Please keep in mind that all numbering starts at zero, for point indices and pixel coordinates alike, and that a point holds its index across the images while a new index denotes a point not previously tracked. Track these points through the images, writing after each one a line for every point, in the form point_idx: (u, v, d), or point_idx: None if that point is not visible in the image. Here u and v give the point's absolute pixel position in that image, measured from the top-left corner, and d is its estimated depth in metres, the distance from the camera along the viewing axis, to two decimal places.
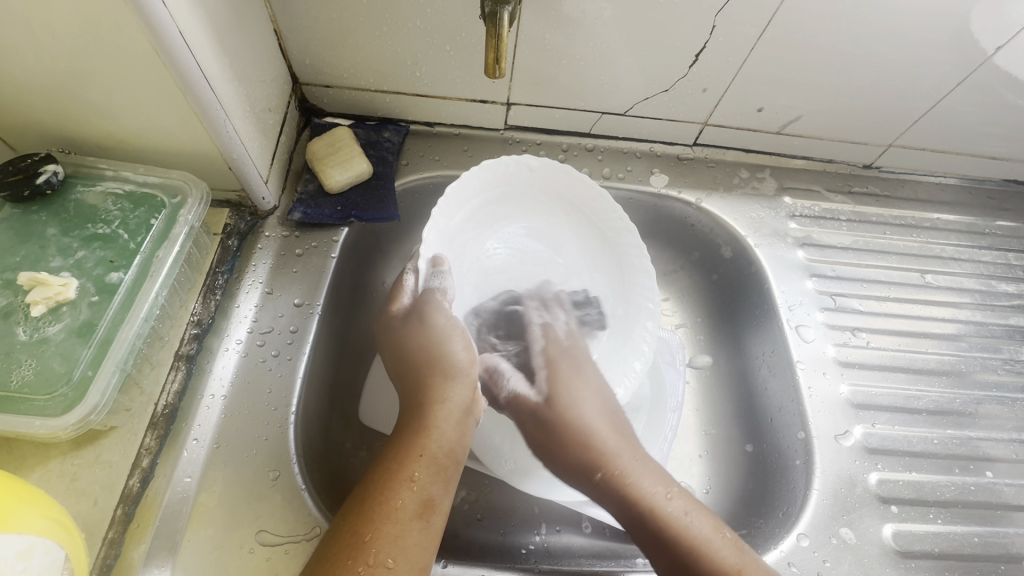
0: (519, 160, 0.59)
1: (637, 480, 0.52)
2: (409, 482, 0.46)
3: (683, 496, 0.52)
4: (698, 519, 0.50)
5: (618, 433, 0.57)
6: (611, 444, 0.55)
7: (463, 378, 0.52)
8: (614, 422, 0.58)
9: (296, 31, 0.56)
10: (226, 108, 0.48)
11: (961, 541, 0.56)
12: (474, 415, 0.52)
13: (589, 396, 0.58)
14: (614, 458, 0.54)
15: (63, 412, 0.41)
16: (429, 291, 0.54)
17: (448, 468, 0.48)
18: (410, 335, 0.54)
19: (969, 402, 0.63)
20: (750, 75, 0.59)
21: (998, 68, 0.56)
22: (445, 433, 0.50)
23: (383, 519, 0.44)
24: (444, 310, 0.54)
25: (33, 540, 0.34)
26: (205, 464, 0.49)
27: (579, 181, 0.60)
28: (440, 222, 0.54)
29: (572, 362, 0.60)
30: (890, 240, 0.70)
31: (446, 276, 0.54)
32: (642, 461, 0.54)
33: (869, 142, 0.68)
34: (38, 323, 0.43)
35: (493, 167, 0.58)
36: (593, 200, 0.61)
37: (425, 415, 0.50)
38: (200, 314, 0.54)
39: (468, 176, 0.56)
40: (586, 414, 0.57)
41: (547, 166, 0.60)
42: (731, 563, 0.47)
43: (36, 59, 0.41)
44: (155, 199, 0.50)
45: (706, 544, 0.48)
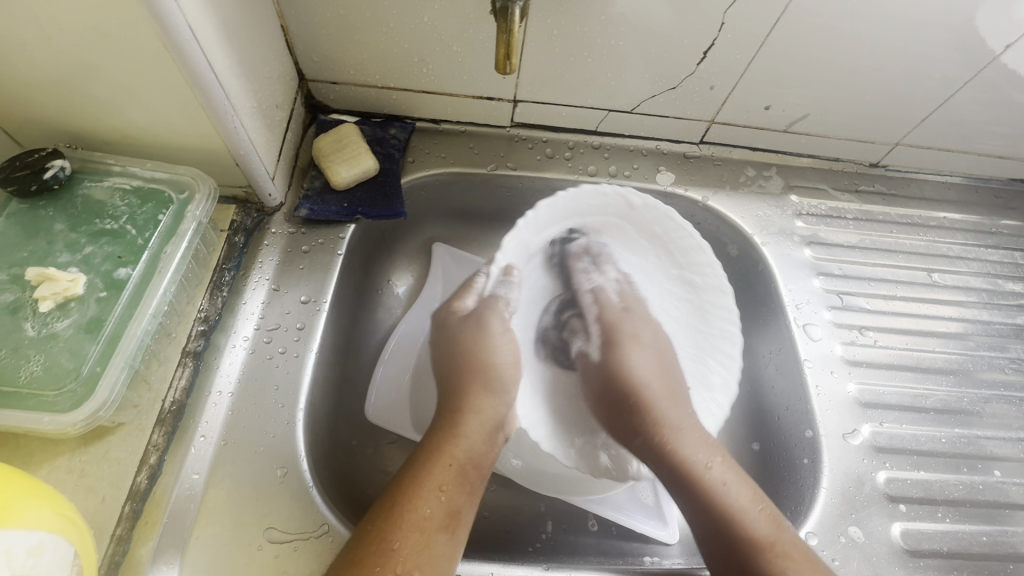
0: (621, 193, 0.59)
1: (681, 445, 0.53)
2: (437, 491, 0.47)
3: (726, 464, 0.52)
4: (738, 488, 0.50)
5: (670, 390, 0.57)
6: (661, 404, 0.56)
7: (501, 394, 0.55)
8: (669, 379, 0.58)
9: (303, 26, 0.56)
10: (233, 104, 0.47)
11: (969, 539, 0.56)
12: (504, 431, 0.55)
13: (641, 356, 0.59)
14: (661, 417, 0.55)
15: (71, 409, 0.41)
16: (495, 298, 0.59)
17: (474, 479, 0.50)
18: (468, 341, 0.58)
19: (976, 401, 0.62)
20: (758, 72, 0.59)
21: (1006, 66, 0.56)
22: (473, 443, 0.52)
23: (410, 529, 0.45)
24: (501, 317, 0.59)
25: (42, 537, 0.33)
26: (213, 462, 0.48)
27: (678, 228, 0.60)
28: (520, 234, 0.58)
29: (631, 327, 0.61)
30: (897, 238, 0.70)
31: (512, 287, 0.59)
32: (691, 423, 0.55)
33: (876, 140, 0.68)
34: (46, 318, 0.43)
35: (590, 195, 0.59)
36: (688, 249, 0.60)
37: (460, 419, 0.53)
38: (207, 310, 0.53)
39: (564, 194, 0.58)
40: (638, 372, 0.58)
41: (653, 209, 0.60)
42: (768, 533, 0.48)
43: (44, 53, 0.41)
44: (162, 195, 0.50)
45: (746, 513, 0.49)
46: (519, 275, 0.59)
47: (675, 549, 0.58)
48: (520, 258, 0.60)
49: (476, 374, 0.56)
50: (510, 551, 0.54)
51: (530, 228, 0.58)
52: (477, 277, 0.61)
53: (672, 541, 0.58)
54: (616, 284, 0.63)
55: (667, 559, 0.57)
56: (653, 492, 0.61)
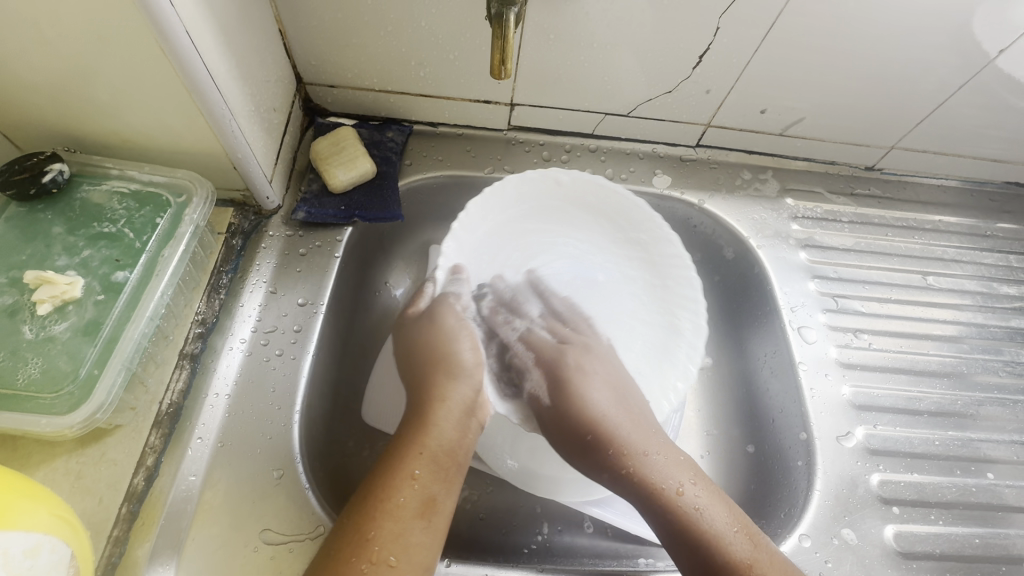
0: (546, 172, 0.60)
1: (651, 470, 0.51)
2: (411, 480, 0.47)
3: (699, 485, 0.50)
4: (715, 510, 0.49)
5: (632, 415, 0.54)
6: (624, 430, 0.53)
7: (467, 377, 0.54)
8: (625, 405, 0.55)
9: (301, 30, 0.56)
10: (231, 108, 0.48)
11: (962, 542, 0.56)
12: (477, 415, 0.53)
13: (596, 387, 0.56)
14: (626, 443, 0.53)
15: (68, 411, 0.41)
16: (445, 295, 0.57)
17: (450, 468, 0.49)
18: (421, 333, 0.57)
19: (971, 404, 0.63)
20: (754, 76, 0.59)
21: (1000, 71, 0.56)
22: (444, 432, 0.50)
23: (386, 517, 0.44)
24: (455, 310, 0.57)
25: (40, 538, 0.34)
26: (209, 463, 0.49)
27: (612, 193, 0.61)
28: (460, 234, 0.57)
29: (572, 360, 0.58)
30: (892, 242, 0.70)
31: (463, 284, 0.57)
32: (659, 445, 0.53)
33: (871, 144, 0.68)
34: (44, 321, 0.44)
35: (523, 181, 0.60)
36: (625, 207, 0.61)
37: (428, 410, 0.52)
38: (204, 313, 0.54)
39: (491, 190, 0.58)
40: (592, 407, 0.54)
41: (580, 180, 0.61)
42: (746, 556, 0.47)
43: (44, 57, 0.41)
44: (160, 198, 0.51)
45: (722, 536, 0.48)
46: (468, 272, 0.57)
47: None
48: (465, 257, 0.58)
49: (440, 366, 0.54)
50: (505, 554, 0.55)
51: (469, 226, 0.57)
52: (426, 285, 0.58)
53: None
54: (545, 321, 0.60)
55: (661, 561, 0.57)
56: None
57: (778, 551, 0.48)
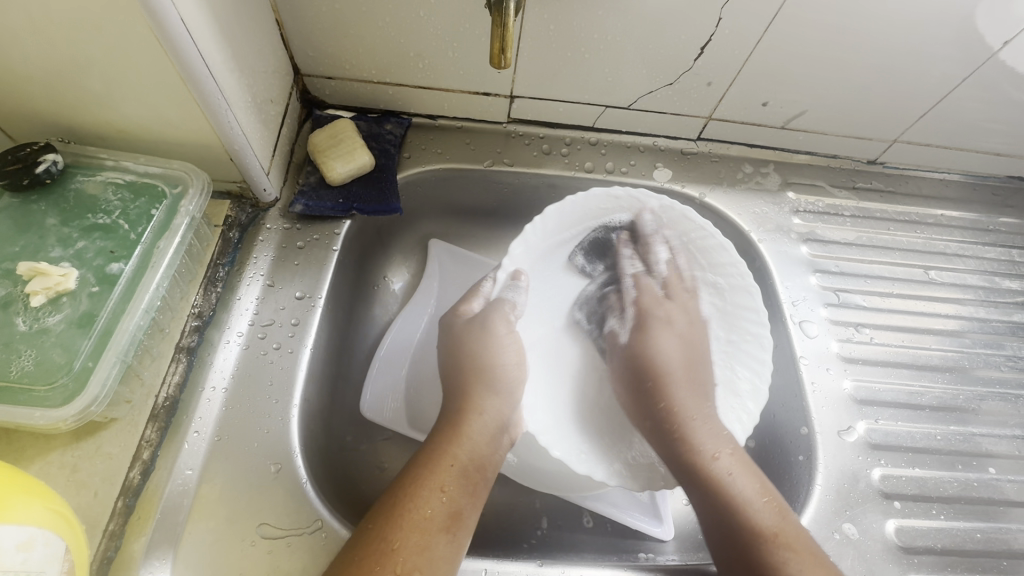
0: (634, 196, 0.60)
1: (694, 433, 0.54)
2: (440, 492, 0.47)
3: (734, 456, 0.53)
4: (745, 480, 0.51)
5: (691, 377, 0.58)
6: (679, 392, 0.57)
7: (504, 394, 0.55)
8: (694, 368, 0.59)
9: (298, 21, 0.55)
10: (228, 98, 0.47)
11: (963, 536, 0.56)
12: (509, 433, 0.54)
13: (670, 342, 0.60)
14: (678, 404, 0.56)
15: (62, 403, 0.41)
16: (502, 300, 0.59)
17: (477, 482, 0.50)
18: (475, 340, 0.57)
19: (972, 399, 0.62)
20: (756, 68, 0.59)
21: (1005, 63, 0.56)
22: (476, 445, 0.52)
23: (411, 529, 0.45)
24: (506, 319, 0.58)
25: (33, 532, 0.33)
26: (206, 458, 0.48)
27: (698, 229, 0.60)
28: (530, 238, 0.58)
29: (665, 313, 0.62)
30: (894, 236, 0.70)
31: (519, 292, 0.59)
32: (705, 412, 0.56)
33: (874, 137, 0.67)
34: (38, 313, 0.43)
35: (600, 197, 0.60)
36: (710, 249, 0.60)
37: (462, 421, 0.53)
38: (200, 306, 0.53)
39: (572, 199, 0.59)
40: (663, 354, 0.60)
41: (670, 209, 0.60)
42: (772, 524, 0.48)
43: (35, 46, 0.41)
44: (155, 189, 0.50)
45: (751, 503, 0.50)
46: (527, 280, 0.59)
47: (669, 546, 0.58)
48: (533, 264, 0.60)
49: (480, 376, 0.56)
50: (506, 547, 0.54)
51: (539, 233, 0.59)
52: (484, 281, 0.60)
53: (667, 538, 0.58)
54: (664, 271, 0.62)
55: (662, 555, 0.57)
56: (649, 490, 0.61)
57: (804, 529, 0.49)
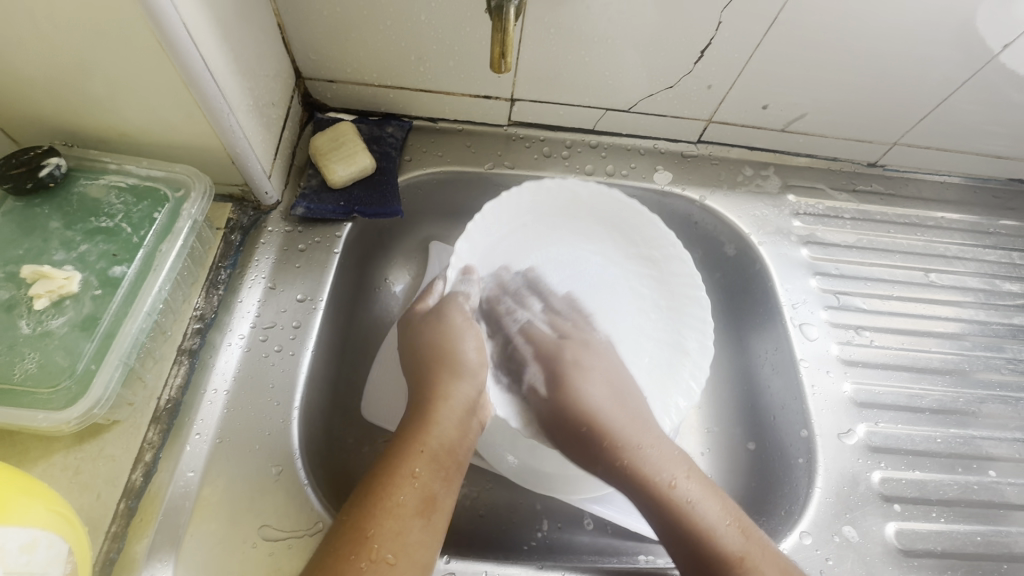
0: (563, 185, 0.60)
1: (645, 462, 0.51)
2: (411, 478, 0.47)
3: (692, 478, 0.50)
4: (707, 504, 0.49)
5: (625, 412, 0.55)
6: (617, 426, 0.53)
7: (470, 377, 0.54)
8: (622, 404, 0.55)
9: (300, 25, 0.56)
10: (230, 102, 0.47)
11: (963, 539, 0.56)
12: (479, 414, 0.53)
13: (593, 381, 0.57)
14: (620, 437, 0.53)
15: (65, 406, 0.41)
16: (455, 294, 0.58)
17: (449, 466, 0.49)
18: (431, 331, 0.56)
19: (973, 401, 0.62)
20: (755, 71, 0.59)
21: (1004, 66, 0.56)
22: (445, 430, 0.50)
23: (384, 516, 0.44)
24: (462, 308, 0.57)
25: (36, 534, 0.33)
26: (208, 460, 0.48)
27: (628, 208, 0.60)
28: (472, 235, 0.57)
29: (572, 356, 0.59)
30: (894, 238, 0.70)
31: (474, 284, 0.59)
32: (653, 439, 0.53)
33: (874, 140, 0.67)
34: (41, 316, 0.43)
35: (529, 193, 0.59)
36: (643, 225, 0.61)
37: (428, 409, 0.51)
38: (202, 308, 0.54)
39: (508, 194, 0.58)
40: (589, 400, 0.55)
41: (598, 194, 0.60)
42: (738, 549, 0.46)
43: (39, 51, 0.41)
44: (158, 192, 0.50)
45: (714, 527, 0.47)
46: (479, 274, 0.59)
47: None
48: (478, 259, 0.60)
49: (445, 361, 0.54)
50: (506, 550, 0.55)
51: (481, 228, 0.58)
52: (436, 281, 0.60)
53: None
54: (544, 316, 0.62)
55: (662, 558, 0.57)
56: None
57: (773, 547, 0.47)
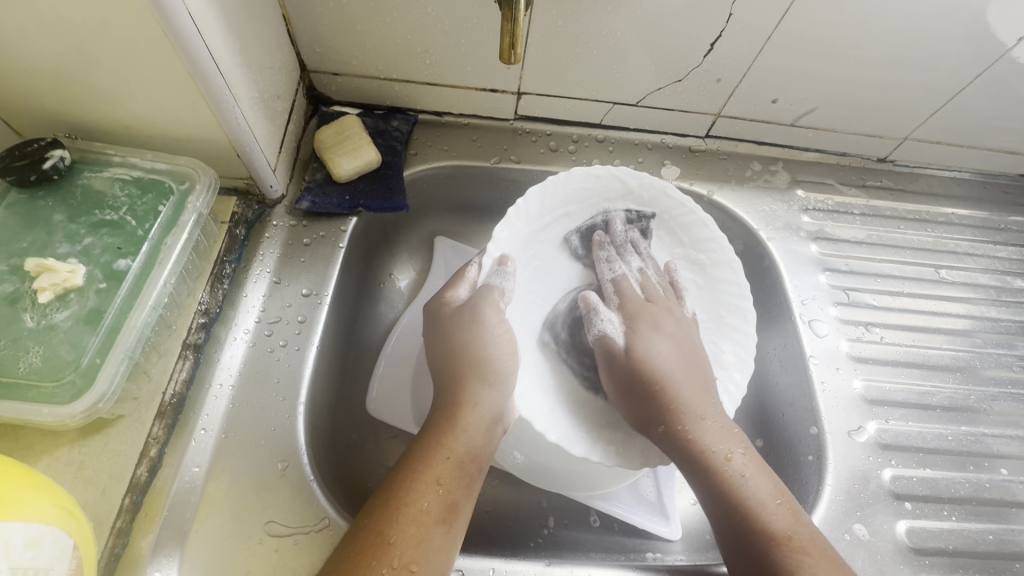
0: (614, 175, 0.59)
1: (704, 432, 0.50)
2: (435, 485, 0.46)
3: (746, 457, 0.49)
4: (758, 481, 0.48)
5: (693, 379, 0.54)
6: (685, 391, 0.52)
7: (499, 386, 0.52)
8: (692, 368, 0.54)
9: (305, 16, 0.55)
10: (234, 93, 0.47)
11: (974, 538, 0.55)
12: (505, 422, 0.52)
13: (667, 343, 0.55)
14: (685, 406, 0.52)
15: (70, 400, 0.41)
16: (488, 286, 0.55)
17: (473, 473, 0.48)
18: (463, 327, 0.54)
19: (983, 399, 0.62)
20: (766, 65, 0.58)
21: (1017, 60, 0.55)
22: (471, 437, 0.49)
23: (407, 522, 0.44)
24: (497, 307, 0.55)
25: (41, 529, 0.33)
26: (213, 455, 0.48)
27: (676, 203, 0.60)
28: (513, 222, 0.57)
29: (655, 316, 0.57)
30: (904, 234, 0.69)
31: (507, 278, 0.56)
32: (714, 411, 0.52)
33: (883, 135, 0.67)
34: (46, 309, 0.43)
35: (583, 178, 0.59)
36: (690, 224, 0.61)
37: (455, 414, 0.50)
38: (207, 303, 0.53)
39: (540, 188, 0.57)
40: (661, 359, 0.54)
41: (652, 188, 0.60)
42: (787, 528, 0.45)
43: (43, 42, 0.40)
44: (162, 185, 0.50)
45: (764, 504, 0.47)
46: (514, 266, 0.56)
47: (677, 545, 0.58)
48: (517, 248, 0.58)
49: (472, 364, 0.52)
50: (513, 547, 0.54)
51: (522, 216, 0.57)
52: (470, 265, 0.57)
53: (674, 538, 0.58)
54: (640, 275, 0.59)
55: (670, 555, 0.57)
56: (655, 487, 0.60)
57: (818, 534, 0.47)
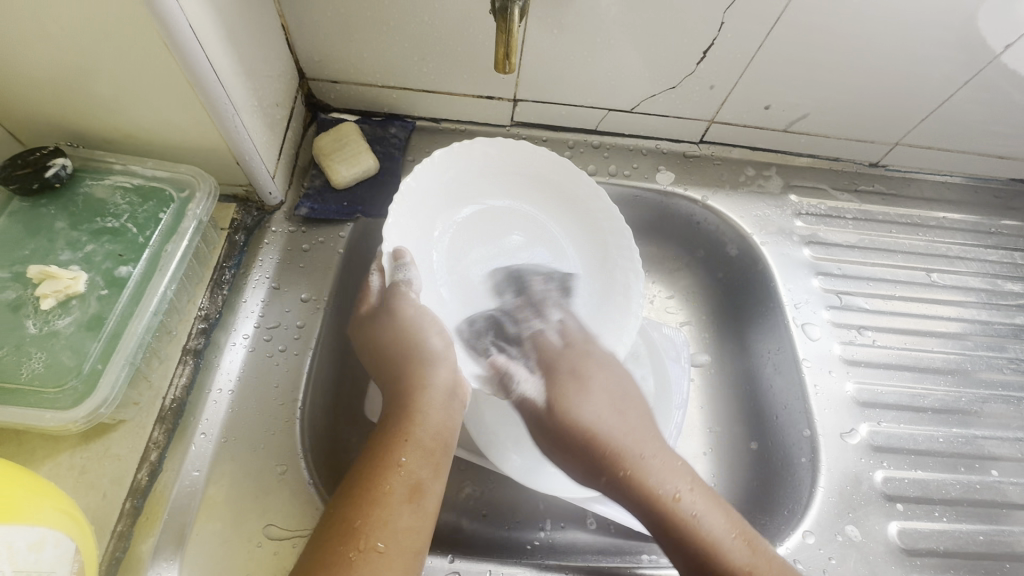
0: (517, 151, 0.60)
1: (648, 472, 0.51)
2: (397, 467, 0.45)
3: (695, 490, 0.50)
4: (712, 516, 0.48)
5: (623, 421, 0.56)
6: (622, 435, 0.54)
7: (443, 361, 0.52)
8: (616, 408, 0.57)
9: (304, 26, 0.56)
10: (235, 103, 0.48)
11: (966, 539, 0.56)
12: (460, 396, 0.52)
13: (593, 397, 0.57)
14: (623, 450, 0.53)
15: (71, 405, 0.41)
16: (396, 283, 0.53)
17: (437, 453, 0.48)
18: (388, 325, 0.54)
19: (975, 401, 0.63)
20: (757, 72, 0.59)
21: (1006, 67, 0.56)
22: (429, 417, 0.50)
23: (373, 504, 0.43)
24: (412, 300, 0.53)
25: (44, 532, 0.34)
26: (213, 459, 0.49)
27: (578, 180, 0.60)
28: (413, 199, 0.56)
29: (574, 368, 0.58)
30: (896, 238, 0.70)
31: (410, 268, 0.54)
32: (656, 449, 0.53)
33: (875, 140, 0.68)
34: (48, 316, 0.44)
35: (482, 150, 0.59)
36: (591, 207, 0.61)
37: (411, 397, 0.50)
38: (207, 308, 0.54)
39: (439, 155, 0.57)
40: (586, 412, 0.56)
41: (553, 165, 0.60)
42: (745, 561, 0.46)
43: (47, 53, 0.41)
44: (163, 193, 0.50)
45: (720, 541, 0.47)
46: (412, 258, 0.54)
47: None
48: (417, 240, 0.56)
49: (413, 352, 0.52)
50: (510, 551, 0.55)
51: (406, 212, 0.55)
52: (369, 276, 0.56)
53: None
54: (559, 326, 0.60)
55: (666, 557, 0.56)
56: None
57: (779, 559, 0.47)
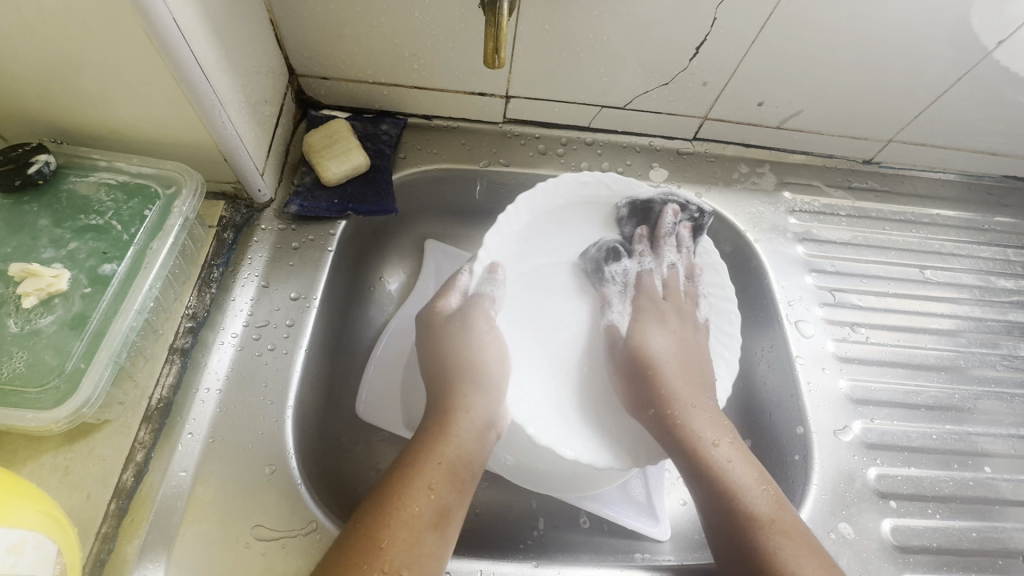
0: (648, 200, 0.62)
1: (693, 421, 0.54)
2: (427, 491, 0.47)
3: (733, 444, 0.53)
4: (744, 468, 0.52)
5: (686, 368, 0.57)
6: (677, 378, 0.57)
7: (489, 390, 0.54)
8: (689, 365, 0.58)
9: (293, 21, 0.55)
10: (222, 99, 0.47)
11: (959, 536, 0.56)
12: (496, 429, 0.54)
13: (663, 337, 0.59)
14: (674, 396, 0.55)
15: (53, 406, 0.40)
16: (481, 294, 0.57)
17: (464, 479, 0.50)
18: (456, 339, 0.56)
19: (968, 398, 0.63)
20: (751, 68, 0.59)
21: (998, 63, 0.56)
22: (463, 443, 0.51)
23: (399, 527, 0.45)
24: (488, 317, 0.57)
25: (24, 535, 0.33)
26: (201, 458, 0.48)
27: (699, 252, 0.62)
28: (502, 228, 0.59)
29: (665, 313, 0.60)
30: (890, 235, 0.70)
31: (498, 285, 0.58)
32: (704, 401, 0.55)
33: (869, 137, 0.67)
34: (30, 314, 0.43)
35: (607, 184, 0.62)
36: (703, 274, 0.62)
37: (447, 421, 0.52)
38: (195, 307, 0.53)
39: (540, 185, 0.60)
40: (657, 348, 0.58)
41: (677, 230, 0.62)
42: (770, 513, 0.49)
43: (27, 47, 0.40)
44: (149, 190, 0.50)
45: (750, 491, 0.50)
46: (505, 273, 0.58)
47: (666, 546, 0.58)
48: (506, 255, 0.60)
49: (467, 374, 0.55)
50: (502, 549, 0.54)
51: (511, 222, 0.59)
52: (460, 273, 0.59)
53: (663, 538, 0.58)
54: (666, 272, 0.62)
55: (659, 556, 0.57)
56: (644, 489, 0.60)
57: (799, 519, 0.50)
